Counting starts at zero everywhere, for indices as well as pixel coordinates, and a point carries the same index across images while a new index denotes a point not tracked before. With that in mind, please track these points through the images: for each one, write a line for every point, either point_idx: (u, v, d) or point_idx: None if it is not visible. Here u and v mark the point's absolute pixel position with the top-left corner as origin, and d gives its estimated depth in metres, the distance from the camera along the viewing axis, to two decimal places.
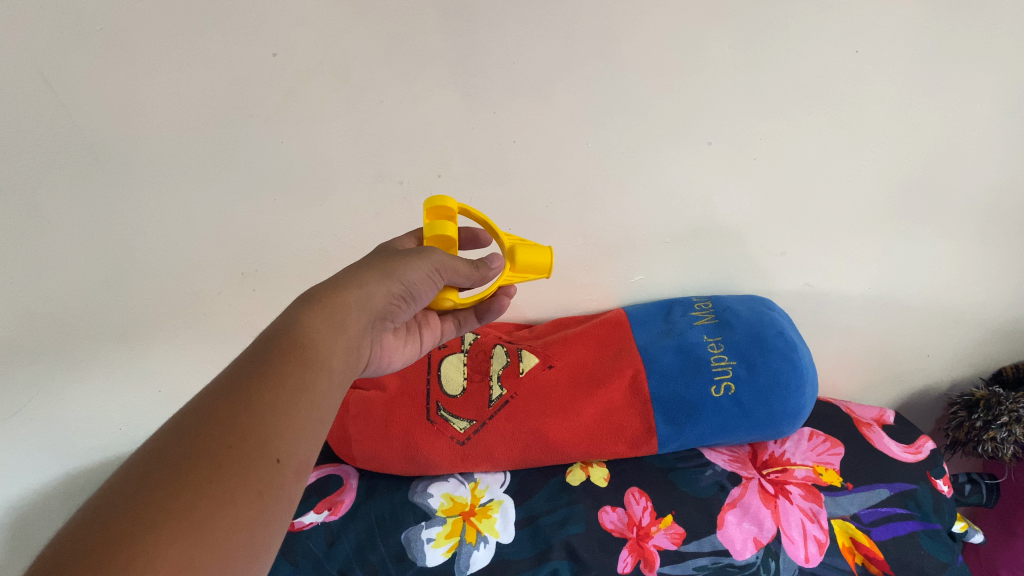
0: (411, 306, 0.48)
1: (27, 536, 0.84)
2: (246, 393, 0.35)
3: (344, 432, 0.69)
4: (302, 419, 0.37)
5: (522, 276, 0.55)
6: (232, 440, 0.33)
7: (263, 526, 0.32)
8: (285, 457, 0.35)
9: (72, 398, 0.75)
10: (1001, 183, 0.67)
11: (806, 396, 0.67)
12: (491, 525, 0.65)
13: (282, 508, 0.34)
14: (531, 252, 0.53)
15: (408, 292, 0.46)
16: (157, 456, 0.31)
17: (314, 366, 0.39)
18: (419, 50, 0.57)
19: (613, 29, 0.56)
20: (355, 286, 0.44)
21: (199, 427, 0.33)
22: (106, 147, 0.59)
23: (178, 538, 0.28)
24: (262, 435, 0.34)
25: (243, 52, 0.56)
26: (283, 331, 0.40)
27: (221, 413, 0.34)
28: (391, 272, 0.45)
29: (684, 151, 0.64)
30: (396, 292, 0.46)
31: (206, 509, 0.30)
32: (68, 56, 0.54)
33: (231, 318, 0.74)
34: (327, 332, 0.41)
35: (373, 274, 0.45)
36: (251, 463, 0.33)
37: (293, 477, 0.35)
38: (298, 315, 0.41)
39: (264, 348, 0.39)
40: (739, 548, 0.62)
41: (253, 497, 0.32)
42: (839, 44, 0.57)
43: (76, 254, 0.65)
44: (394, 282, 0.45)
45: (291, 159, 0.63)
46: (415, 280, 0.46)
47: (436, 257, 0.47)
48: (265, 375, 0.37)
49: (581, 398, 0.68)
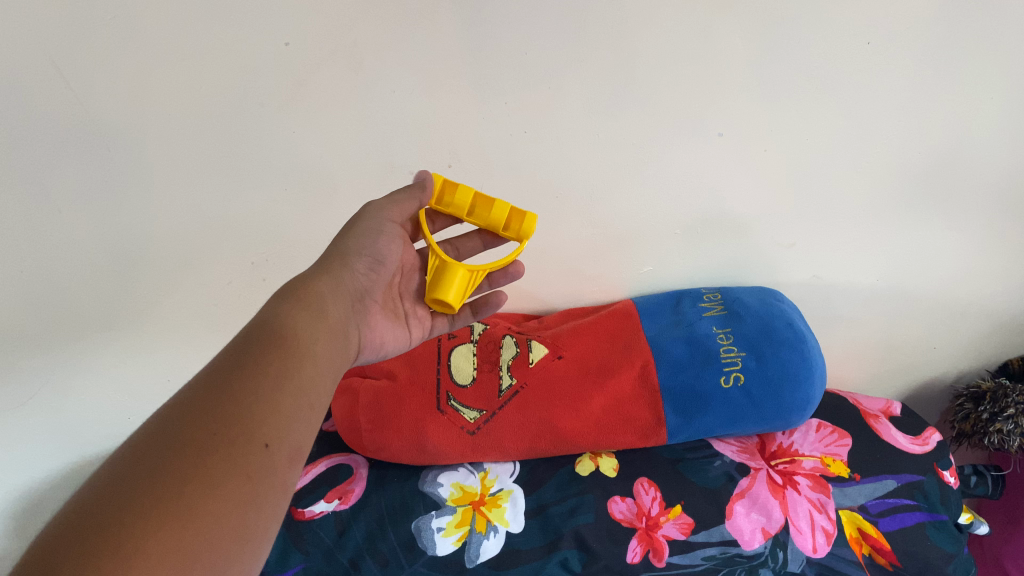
0: (382, 275, 0.52)
1: (35, 525, 0.84)
2: (229, 382, 0.36)
3: (354, 421, 0.69)
4: (289, 405, 0.37)
5: (439, 267, 0.52)
6: (216, 428, 0.33)
7: (257, 510, 0.32)
8: (275, 442, 0.35)
9: (83, 387, 0.76)
10: (1011, 173, 0.66)
11: (815, 388, 0.67)
12: (501, 514, 0.65)
13: (277, 495, 0.34)
14: (453, 285, 0.52)
15: (375, 260, 0.51)
16: (143, 446, 0.32)
17: (297, 353, 0.40)
18: (430, 39, 0.56)
19: (626, 19, 0.56)
20: (324, 276, 0.47)
21: (184, 419, 0.33)
22: (117, 135, 0.59)
23: (169, 524, 0.29)
24: (247, 421, 0.34)
25: (255, 41, 0.55)
26: (263, 324, 0.41)
27: (204, 404, 0.34)
28: (351, 250, 0.50)
29: (695, 143, 0.64)
30: (363, 266, 0.50)
31: (195, 494, 0.30)
32: (78, 45, 0.53)
33: (241, 308, 0.75)
34: (305, 319, 0.42)
35: (337, 259, 0.49)
36: (238, 449, 0.33)
37: (284, 463, 0.35)
38: (275, 308, 0.42)
39: (244, 341, 0.39)
40: (747, 539, 0.62)
41: (241, 482, 0.32)
42: (852, 35, 0.57)
43: (86, 244, 0.65)
44: (355, 259, 0.49)
45: (302, 149, 0.63)
46: (379, 247, 0.50)
47: (384, 210, 0.51)
48: (248, 364, 0.37)
49: (589, 388, 0.68)
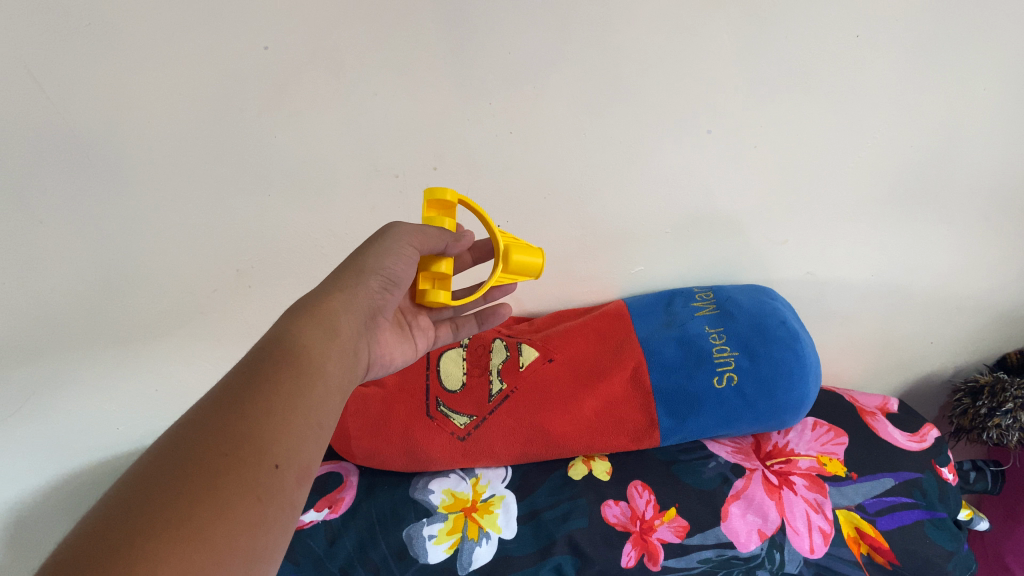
0: (397, 295, 0.49)
1: (24, 541, 0.83)
2: (240, 400, 0.35)
3: (343, 428, 0.69)
4: (299, 425, 0.36)
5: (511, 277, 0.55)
6: (227, 447, 0.32)
7: (265, 532, 0.32)
8: (284, 462, 0.34)
9: (71, 398, 0.75)
10: (1005, 165, 0.65)
11: (810, 387, 0.66)
12: (493, 520, 0.64)
13: (284, 514, 0.33)
14: (523, 253, 0.53)
15: (390, 280, 0.48)
16: (152, 464, 0.31)
17: (308, 372, 0.39)
18: (411, 40, 0.55)
19: (610, 17, 0.55)
20: (338, 291, 0.45)
21: (195, 437, 0.33)
22: (96, 143, 0.58)
23: (179, 543, 0.28)
24: (259, 440, 0.34)
25: (232, 46, 0.54)
26: (274, 342, 0.40)
27: (216, 423, 0.34)
28: (368, 267, 0.47)
29: (683, 141, 0.63)
30: (378, 285, 0.47)
31: (206, 514, 0.29)
32: (51, 53, 0.52)
33: (228, 315, 0.74)
34: (317, 338, 0.41)
35: (352, 275, 0.46)
36: (250, 468, 0.32)
37: (294, 483, 0.35)
38: (287, 325, 0.41)
39: (255, 359, 0.39)
40: (743, 541, 0.61)
41: (251, 502, 0.31)
42: (841, 27, 0.56)
43: (69, 254, 0.64)
44: (371, 277, 0.47)
45: (284, 154, 0.62)
46: (396, 269, 0.48)
47: (405, 236, 0.48)
48: (259, 383, 0.37)
49: (582, 392, 0.67)
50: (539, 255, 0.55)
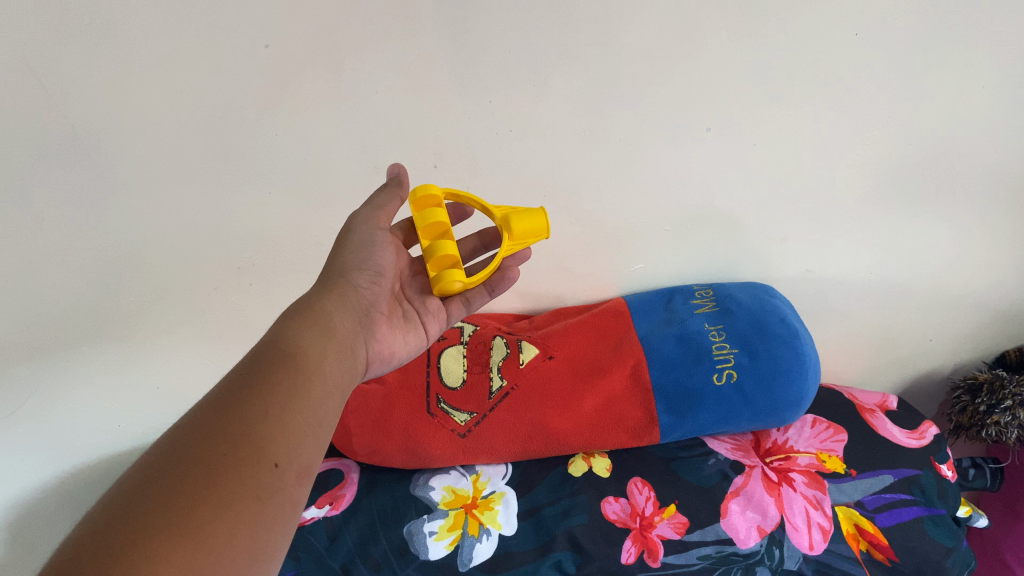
0: (384, 287, 0.51)
1: (26, 539, 0.84)
2: (237, 400, 0.35)
3: (343, 425, 0.69)
4: (298, 423, 0.37)
5: (521, 245, 0.55)
6: (227, 447, 0.33)
7: (267, 531, 0.32)
8: (284, 461, 0.34)
9: (72, 396, 0.75)
10: (1004, 163, 0.66)
11: (809, 383, 0.66)
12: (493, 516, 0.64)
13: (286, 514, 0.33)
14: (526, 218, 0.54)
15: (375, 272, 0.50)
16: (152, 466, 0.31)
17: (305, 370, 0.39)
18: (411, 38, 0.55)
19: (611, 16, 0.55)
20: (329, 294, 0.46)
21: (195, 439, 0.33)
22: (96, 141, 0.58)
23: (180, 542, 0.28)
24: (258, 440, 0.34)
25: (233, 44, 0.54)
26: (270, 344, 0.40)
27: (215, 424, 0.34)
28: (351, 266, 0.49)
29: (682, 139, 0.64)
30: (366, 280, 0.49)
31: (206, 514, 0.30)
32: (53, 51, 0.52)
33: (229, 312, 0.74)
34: (312, 337, 0.42)
35: (338, 277, 0.48)
36: (249, 468, 0.33)
37: (295, 482, 0.35)
38: (283, 327, 0.42)
39: (252, 361, 0.39)
40: (742, 537, 0.62)
41: (251, 502, 0.31)
42: (841, 25, 0.56)
43: (70, 252, 0.64)
44: (355, 275, 0.49)
45: (285, 152, 0.62)
46: (378, 259, 0.50)
47: (371, 219, 0.50)
48: (257, 384, 0.37)
49: (581, 389, 0.67)
50: (544, 216, 0.55)
